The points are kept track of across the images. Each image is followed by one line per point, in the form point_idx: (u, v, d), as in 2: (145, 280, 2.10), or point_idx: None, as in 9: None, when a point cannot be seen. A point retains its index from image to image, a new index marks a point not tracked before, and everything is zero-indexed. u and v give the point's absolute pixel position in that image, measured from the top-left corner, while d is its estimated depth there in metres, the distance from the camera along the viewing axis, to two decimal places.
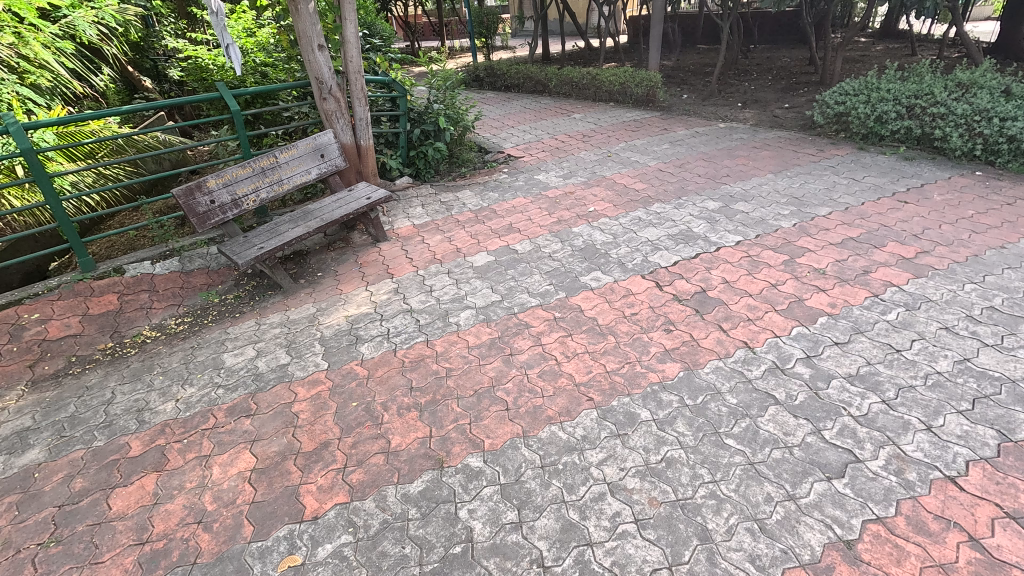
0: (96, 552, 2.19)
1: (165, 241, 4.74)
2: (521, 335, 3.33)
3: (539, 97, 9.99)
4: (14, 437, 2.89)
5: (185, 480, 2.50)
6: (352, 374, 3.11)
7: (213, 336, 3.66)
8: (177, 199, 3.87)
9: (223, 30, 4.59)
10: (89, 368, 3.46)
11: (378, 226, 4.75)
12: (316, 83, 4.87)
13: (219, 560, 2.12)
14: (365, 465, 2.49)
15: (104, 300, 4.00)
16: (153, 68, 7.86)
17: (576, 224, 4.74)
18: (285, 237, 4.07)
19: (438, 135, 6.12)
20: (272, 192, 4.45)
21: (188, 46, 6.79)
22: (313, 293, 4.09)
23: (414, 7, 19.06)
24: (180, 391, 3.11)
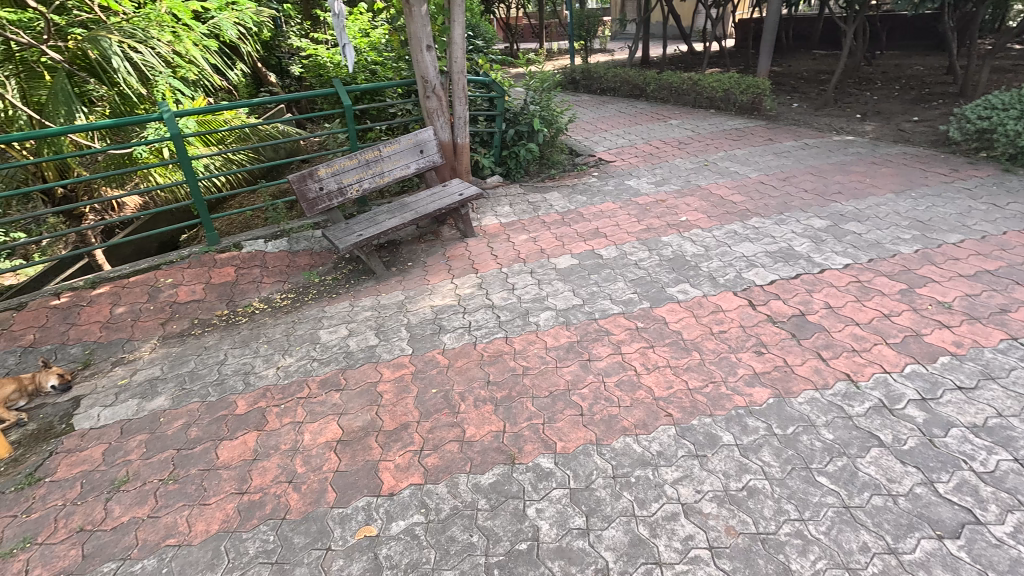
0: (204, 495, 2.45)
1: (277, 222, 5.20)
2: (600, 341, 3.29)
3: (635, 101, 9.79)
4: (147, 383, 3.32)
5: (280, 442, 2.73)
6: (434, 362, 3.23)
7: (312, 312, 3.97)
8: (292, 185, 4.25)
9: (342, 31, 4.92)
10: (208, 331, 3.88)
11: (467, 222, 4.89)
12: (422, 82, 5.11)
13: (305, 519, 2.29)
14: (440, 451, 2.58)
15: (223, 272, 4.47)
16: (278, 65, 8.76)
17: (666, 233, 4.59)
18: (383, 226, 4.32)
19: (532, 136, 6.19)
20: (374, 183, 4.73)
21: (310, 45, 7.40)
22: (403, 281, 4.31)
23: (517, 9, 19.40)
24: (281, 360, 3.41)
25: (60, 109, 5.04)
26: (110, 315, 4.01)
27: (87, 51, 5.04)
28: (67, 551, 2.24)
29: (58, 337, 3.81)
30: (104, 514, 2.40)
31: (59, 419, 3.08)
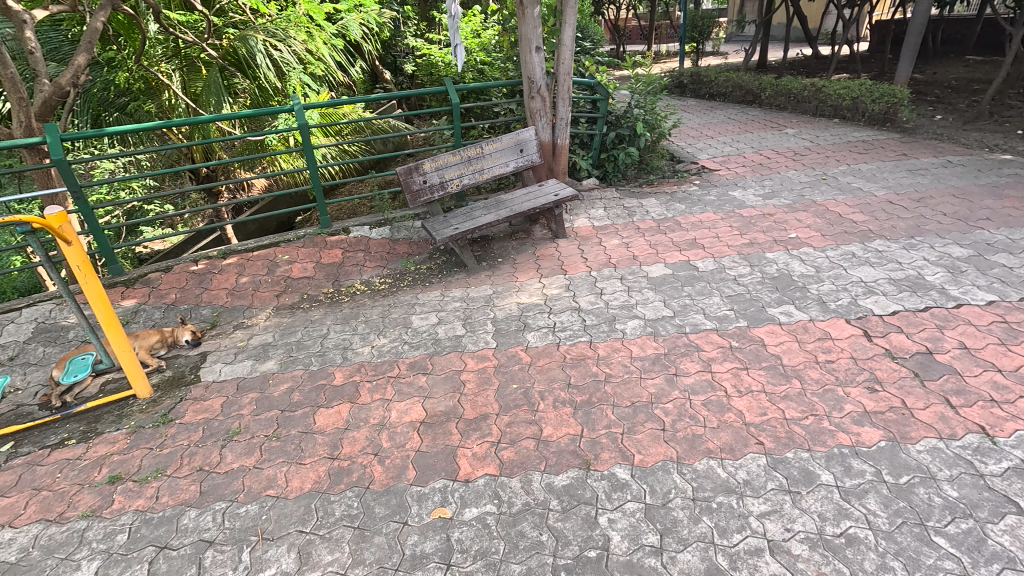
0: (301, 455, 2.69)
1: (382, 210, 5.53)
2: (689, 357, 3.15)
3: (747, 108, 9.22)
4: (261, 347, 3.69)
5: (369, 416, 2.92)
6: (516, 358, 3.28)
7: (406, 298, 4.19)
8: (399, 176, 4.51)
9: (456, 32, 5.11)
10: (314, 306, 4.23)
11: (560, 223, 4.90)
12: (528, 82, 5.18)
13: (387, 492, 2.43)
14: (517, 446, 2.62)
15: (331, 253, 4.85)
16: (393, 63, 9.34)
17: (771, 249, 4.29)
18: (478, 221, 4.45)
19: (633, 140, 6.05)
20: (473, 179, 4.89)
21: (425, 45, 7.79)
22: (492, 276, 4.41)
23: (627, 10, 19.04)
24: (376, 340, 3.63)
25: (211, 99, 5.74)
26: (235, 283, 4.50)
27: (237, 49, 5.71)
28: (188, 486, 2.55)
29: (193, 298, 4.34)
30: (218, 459, 2.71)
31: (189, 369, 3.52)
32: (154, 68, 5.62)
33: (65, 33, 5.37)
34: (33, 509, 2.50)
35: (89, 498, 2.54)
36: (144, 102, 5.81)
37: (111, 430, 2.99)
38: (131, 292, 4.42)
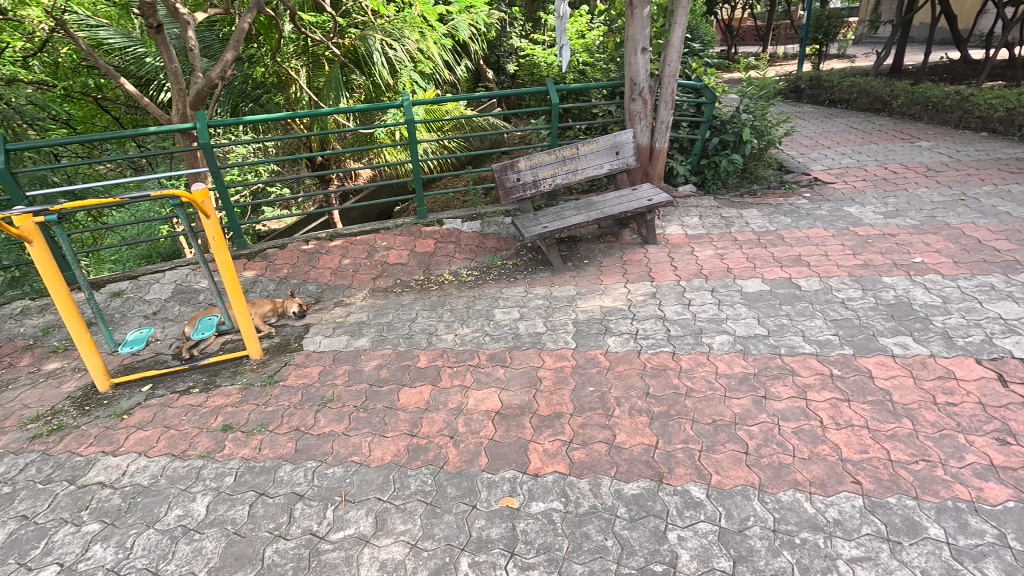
0: (384, 428, 2.87)
1: (475, 205, 5.71)
2: (781, 380, 2.95)
3: (873, 117, 8.38)
4: (356, 325, 3.98)
5: (448, 400, 3.04)
6: (595, 361, 3.26)
7: (491, 292, 4.30)
8: (495, 173, 4.64)
9: (562, 33, 5.14)
10: (405, 291, 4.48)
11: (651, 228, 4.78)
12: (630, 84, 5.09)
13: (459, 474, 2.53)
14: (588, 448, 2.61)
15: (425, 243, 5.10)
16: (496, 63, 9.59)
17: (889, 272, 3.89)
18: (568, 222, 4.46)
19: (738, 146, 5.73)
20: (566, 179, 4.90)
21: (529, 46, 7.92)
22: (576, 277, 4.40)
23: (743, 10, 17.99)
24: (459, 328, 3.78)
25: (331, 94, 6.26)
26: (338, 264, 4.88)
27: (358, 48, 6.17)
28: (286, 442, 2.82)
29: (302, 275, 4.77)
30: (313, 421, 2.97)
31: (294, 338, 3.89)
32: (286, 64, 6.23)
33: (218, 33, 6.13)
34: (162, 444, 2.89)
35: (206, 441, 2.88)
36: (275, 95, 6.47)
37: (227, 384, 3.38)
38: (252, 264, 4.94)
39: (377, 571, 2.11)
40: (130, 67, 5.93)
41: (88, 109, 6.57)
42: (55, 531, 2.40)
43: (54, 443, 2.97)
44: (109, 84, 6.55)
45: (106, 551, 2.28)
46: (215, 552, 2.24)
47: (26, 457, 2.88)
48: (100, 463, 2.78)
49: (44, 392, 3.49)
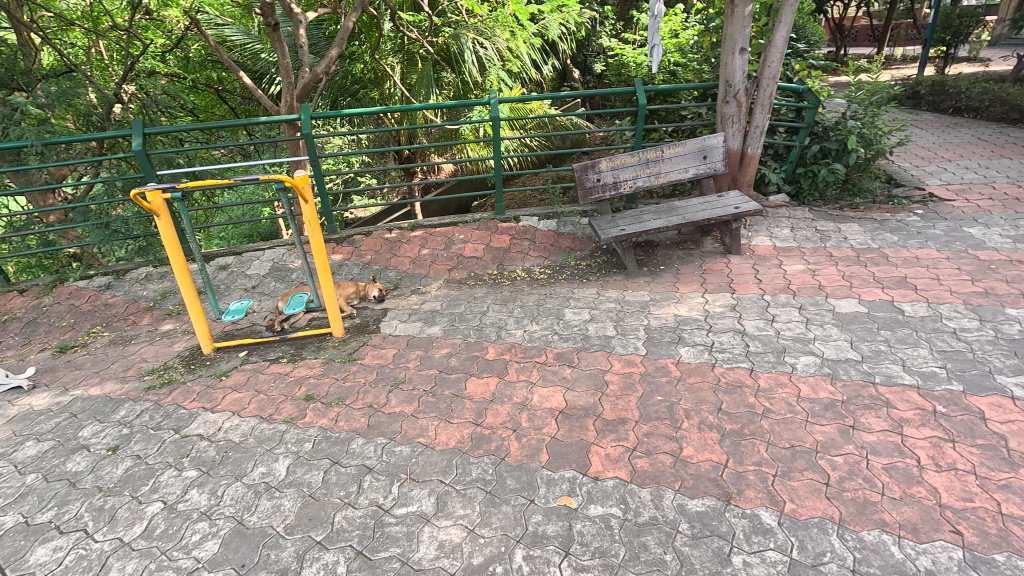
0: (450, 414, 2.96)
1: (552, 203, 5.71)
2: (873, 411, 2.71)
3: (1008, 127, 7.44)
4: (430, 313, 4.13)
5: (514, 394, 3.08)
6: (665, 370, 3.16)
7: (562, 291, 4.30)
8: (575, 173, 4.63)
9: (656, 33, 5.00)
10: (479, 284, 4.58)
11: (736, 238, 4.55)
12: (724, 85, 4.86)
13: (519, 467, 2.56)
14: (652, 457, 2.54)
15: (500, 238, 5.18)
16: (583, 62, 9.52)
17: (1014, 304, 3.45)
18: (646, 226, 4.36)
19: (841, 155, 5.31)
20: (648, 182, 4.78)
21: (619, 45, 7.79)
22: (651, 283, 4.29)
23: (858, 8, 16.58)
24: (529, 325, 3.82)
25: (422, 90, 6.52)
26: (417, 254, 5.08)
27: (450, 46, 6.37)
28: (360, 417, 2.99)
29: (383, 261, 5.02)
30: (385, 401, 3.12)
31: (373, 320, 4.10)
32: (383, 61, 6.56)
33: (324, 31, 6.58)
34: (252, 406, 3.16)
35: (290, 408, 3.12)
36: (371, 90, 6.84)
37: (311, 357, 3.64)
38: (339, 248, 5.26)
39: (435, 550, 2.19)
40: (247, 62, 6.47)
41: (209, 99, 7.24)
42: (162, 472, 2.70)
43: (165, 395, 3.34)
44: (229, 77, 7.20)
45: (201, 496, 2.54)
46: (292, 511, 2.42)
47: (141, 404, 3.27)
48: (201, 417, 3.09)
49: (160, 349, 3.94)
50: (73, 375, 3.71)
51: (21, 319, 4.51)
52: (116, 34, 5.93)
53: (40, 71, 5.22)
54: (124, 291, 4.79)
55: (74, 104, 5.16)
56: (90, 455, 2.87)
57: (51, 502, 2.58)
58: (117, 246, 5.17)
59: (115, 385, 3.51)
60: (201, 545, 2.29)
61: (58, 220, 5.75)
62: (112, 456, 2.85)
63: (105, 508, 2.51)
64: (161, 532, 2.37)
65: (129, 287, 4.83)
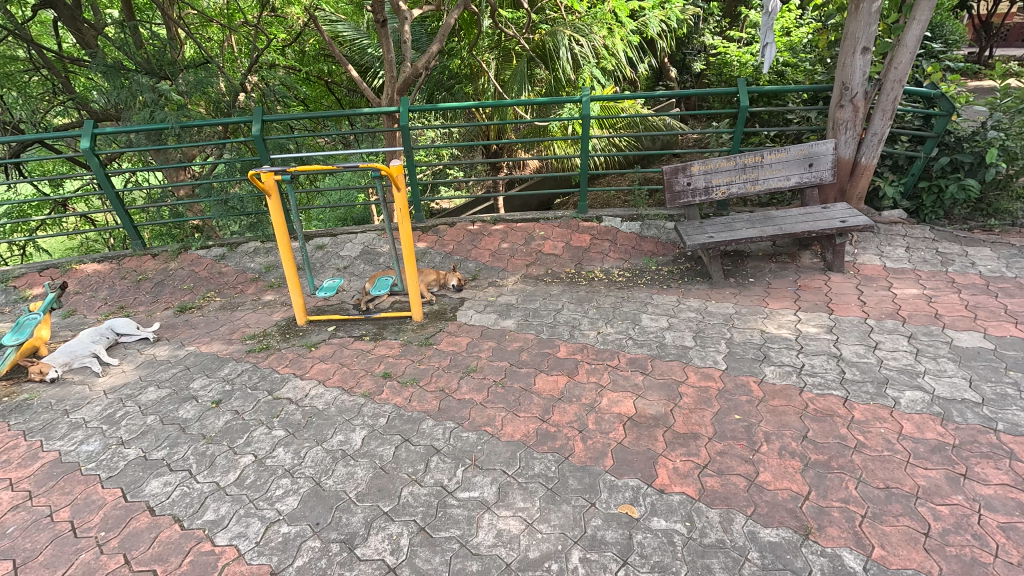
0: (518, 407, 3.00)
1: (637, 205, 5.57)
2: (992, 461, 2.40)
3: None
4: (505, 306, 4.20)
5: (582, 395, 3.06)
6: (745, 389, 2.99)
7: (641, 295, 4.20)
8: (665, 175, 4.48)
9: (768, 30, 4.69)
10: (555, 282, 4.59)
11: (839, 254, 4.19)
12: (840, 89, 4.47)
13: (583, 469, 2.54)
14: (724, 478, 2.42)
15: (581, 238, 5.13)
16: (681, 61, 9.18)
17: None
18: (738, 234, 4.13)
19: (976, 170, 4.70)
20: (743, 188, 4.53)
21: (723, 43, 7.42)
22: (738, 295, 4.07)
23: (1011, 4, 14.60)
24: (603, 326, 3.76)
25: (515, 86, 6.59)
26: (497, 247, 5.17)
27: (546, 43, 6.38)
28: (432, 400, 3.11)
29: (464, 252, 5.15)
30: (456, 387, 3.22)
31: (450, 308, 4.24)
32: (479, 57, 6.72)
33: (427, 28, 6.85)
34: (336, 377, 3.40)
35: (369, 383, 3.31)
36: (465, 85, 7.03)
37: (391, 337, 3.84)
38: (424, 236, 5.47)
39: (493, 537, 2.23)
40: (355, 56, 6.89)
41: (319, 90, 7.70)
42: (255, 429, 2.98)
43: (262, 359, 3.68)
44: (338, 70, 7.74)
45: (286, 454, 2.77)
46: (364, 480, 2.57)
47: (242, 364, 3.61)
48: (291, 383, 3.37)
49: (261, 317, 4.33)
50: (189, 333, 4.18)
51: (151, 280, 5.14)
52: (246, 30, 6.57)
53: (183, 62, 5.91)
54: (235, 262, 5.31)
55: (207, 93, 5.76)
56: (198, 405, 3.22)
57: (164, 442, 2.93)
58: (232, 221, 5.72)
59: (222, 345, 3.91)
60: (283, 499, 2.50)
61: (187, 194, 6.46)
62: (215, 408, 3.18)
63: (207, 454, 2.81)
64: (250, 482, 2.61)
65: (239, 258, 5.34)
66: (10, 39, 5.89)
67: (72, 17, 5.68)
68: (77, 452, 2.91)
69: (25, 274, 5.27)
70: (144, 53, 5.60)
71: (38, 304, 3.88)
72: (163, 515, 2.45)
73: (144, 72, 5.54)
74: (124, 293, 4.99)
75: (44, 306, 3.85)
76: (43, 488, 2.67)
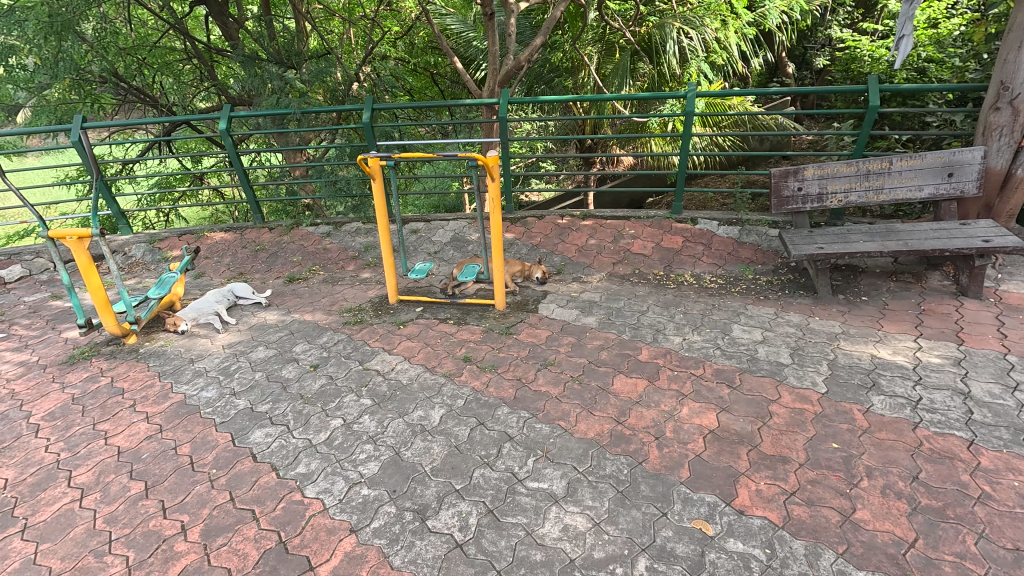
0: (593, 405, 2.97)
1: (737, 208, 5.24)
2: None
3: None
4: (588, 303, 4.16)
5: (661, 401, 2.96)
6: (847, 417, 2.72)
7: (734, 304, 3.97)
8: (773, 178, 4.21)
9: (908, 21, 4.15)
10: (642, 283, 4.47)
11: (977, 278, 3.69)
12: (997, 88, 3.89)
13: (657, 476, 2.46)
14: (813, 509, 2.24)
15: (673, 239, 4.93)
16: (801, 56, 8.48)
17: None
18: (852, 247, 3.77)
19: None
20: (863, 198, 4.12)
21: (853, 36, 6.74)
22: (847, 314, 3.72)
23: None
24: (690, 333, 3.61)
25: (616, 81, 6.45)
26: (584, 243, 5.10)
27: (653, 36, 6.14)
28: (508, 388, 3.17)
29: (551, 245, 5.15)
30: (533, 377, 3.25)
31: (532, 300, 4.28)
32: (582, 50, 6.64)
33: (532, 21, 6.92)
34: (421, 356, 3.57)
35: (450, 364, 3.44)
36: (565, 79, 6.98)
37: (474, 323, 3.96)
38: (513, 226, 5.53)
39: (559, 531, 2.23)
40: (460, 49, 7.10)
41: (424, 81, 8.12)
42: (345, 395, 3.21)
43: (356, 331, 3.95)
44: (444, 62, 8.00)
45: (371, 422, 2.95)
46: (439, 456, 2.68)
47: (338, 335, 3.90)
48: (380, 356, 3.59)
49: (358, 293, 4.65)
50: (295, 301, 4.58)
51: (267, 251, 5.68)
52: (364, 23, 7.02)
53: (308, 53, 6.42)
54: (339, 240, 5.70)
55: (326, 82, 6.22)
56: (298, 367, 3.54)
57: (268, 397, 3.25)
58: (338, 202, 6.17)
59: (323, 315, 4.25)
60: (366, 463, 2.68)
61: (302, 175, 7.04)
62: (313, 372, 3.47)
63: (303, 413, 3.08)
64: (338, 443, 2.82)
65: (342, 237, 5.73)
66: (170, 32, 6.74)
67: (222, 12, 6.39)
68: (198, 396, 3.31)
69: (168, 237, 6.03)
70: (275, 44, 6.16)
71: (176, 264, 4.47)
72: (264, 463, 2.72)
73: (275, 62, 6.09)
74: (243, 261, 5.58)
75: (180, 266, 4.43)
76: (171, 424, 3.08)
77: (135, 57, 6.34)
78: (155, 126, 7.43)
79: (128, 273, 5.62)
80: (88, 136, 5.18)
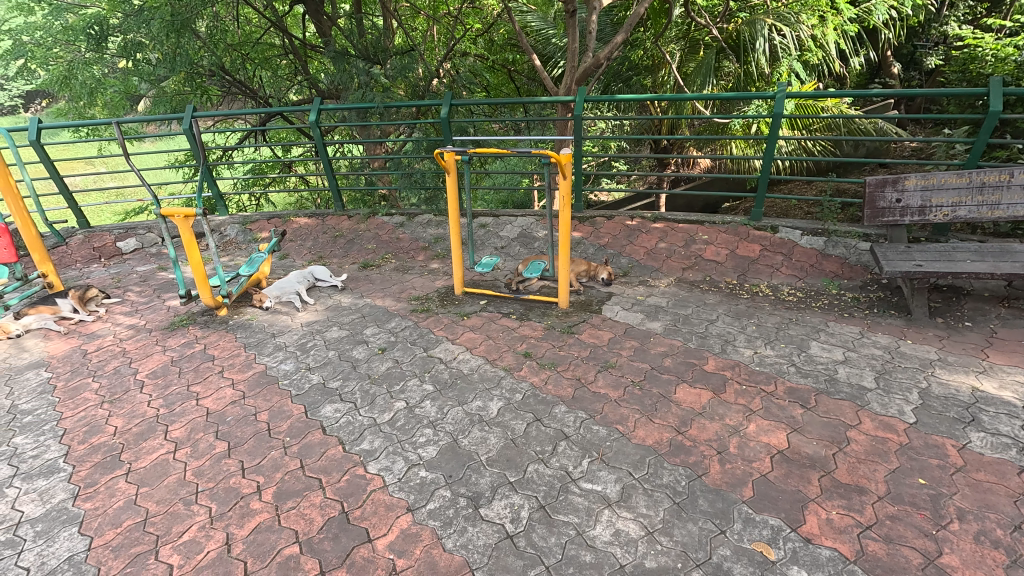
0: (653, 412, 2.90)
1: (824, 217, 4.88)
2: None
3: None
4: (653, 307, 4.06)
5: (727, 415, 2.84)
6: (938, 451, 2.48)
7: (813, 320, 3.72)
8: (867, 188, 3.91)
9: None
10: (712, 291, 4.30)
11: None
12: None
13: (716, 492, 2.37)
14: (891, 546, 2.07)
15: (750, 247, 4.68)
16: (909, 55, 7.76)
17: None
18: (958, 267, 3.42)
19: None
20: (974, 212, 3.73)
21: (973, 34, 6.07)
22: (946, 340, 3.38)
23: None
24: (761, 347, 3.43)
25: (698, 80, 6.21)
26: (654, 246, 4.96)
27: (741, 33, 5.86)
28: (566, 387, 3.16)
29: (619, 246, 5.06)
30: (592, 378, 3.22)
31: (597, 301, 4.23)
32: (664, 48, 6.46)
33: (613, 18, 6.82)
34: (482, 348, 3.64)
35: (510, 358, 3.48)
36: (644, 77, 6.81)
37: (536, 320, 3.97)
38: (581, 224, 5.48)
39: (611, 535, 2.21)
40: (539, 46, 7.11)
41: (501, 78, 8.11)
42: (409, 379, 3.34)
43: (422, 319, 4.09)
44: (522, 59, 8.04)
45: (432, 407, 3.05)
46: (495, 447, 2.73)
47: (406, 321, 4.06)
48: (443, 345, 3.69)
49: (426, 282, 4.80)
50: (367, 287, 4.81)
51: (345, 237, 6.00)
52: (447, 20, 7.20)
53: (393, 49, 6.66)
54: (411, 230, 5.90)
55: (408, 77, 6.46)
56: (368, 348, 3.72)
57: (339, 374, 3.45)
58: (413, 194, 6.40)
59: (392, 302, 4.43)
60: (425, 447, 2.77)
61: (380, 166, 7.34)
62: (380, 354, 3.64)
63: (369, 393, 3.24)
64: (400, 425, 2.95)
65: (415, 227, 5.94)
66: (271, 29, 7.25)
67: (318, 10, 6.79)
68: (277, 368, 3.58)
69: (259, 219, 6.51)
70: (364, 41, 6.41)
71: (265, 244, 4.84)
72: (332, 436, 2.89)
73: (361, 57, 6.28)
74: (323, 246, 5.93)
75: (268, 247, 4.78)
76: (253, 391, 3.34)
77: (240, 52, 6.89)
78: (253, 117, 8.02)
79: (223, 251, 6.14)
80: (196, 123, 5.61)
